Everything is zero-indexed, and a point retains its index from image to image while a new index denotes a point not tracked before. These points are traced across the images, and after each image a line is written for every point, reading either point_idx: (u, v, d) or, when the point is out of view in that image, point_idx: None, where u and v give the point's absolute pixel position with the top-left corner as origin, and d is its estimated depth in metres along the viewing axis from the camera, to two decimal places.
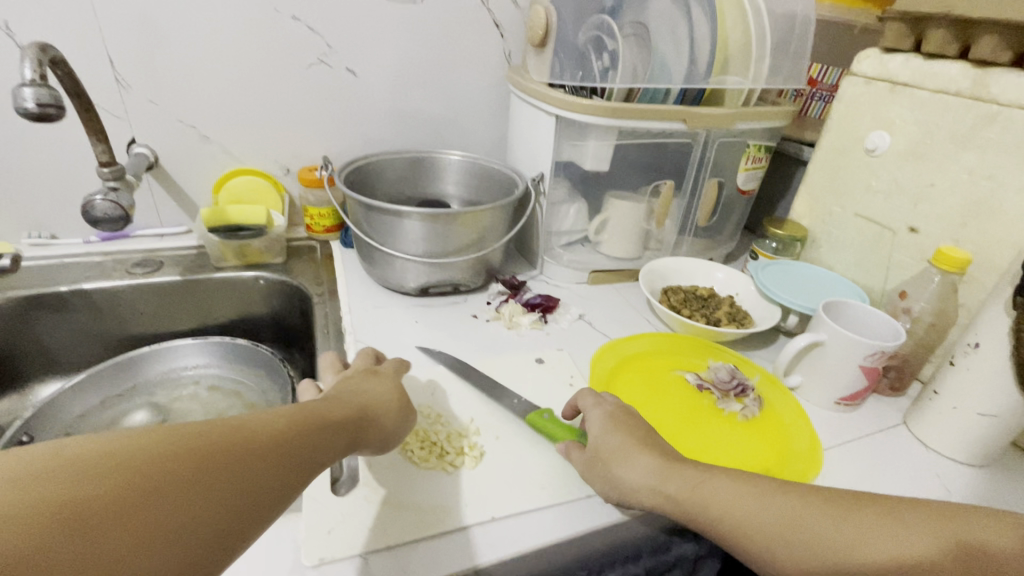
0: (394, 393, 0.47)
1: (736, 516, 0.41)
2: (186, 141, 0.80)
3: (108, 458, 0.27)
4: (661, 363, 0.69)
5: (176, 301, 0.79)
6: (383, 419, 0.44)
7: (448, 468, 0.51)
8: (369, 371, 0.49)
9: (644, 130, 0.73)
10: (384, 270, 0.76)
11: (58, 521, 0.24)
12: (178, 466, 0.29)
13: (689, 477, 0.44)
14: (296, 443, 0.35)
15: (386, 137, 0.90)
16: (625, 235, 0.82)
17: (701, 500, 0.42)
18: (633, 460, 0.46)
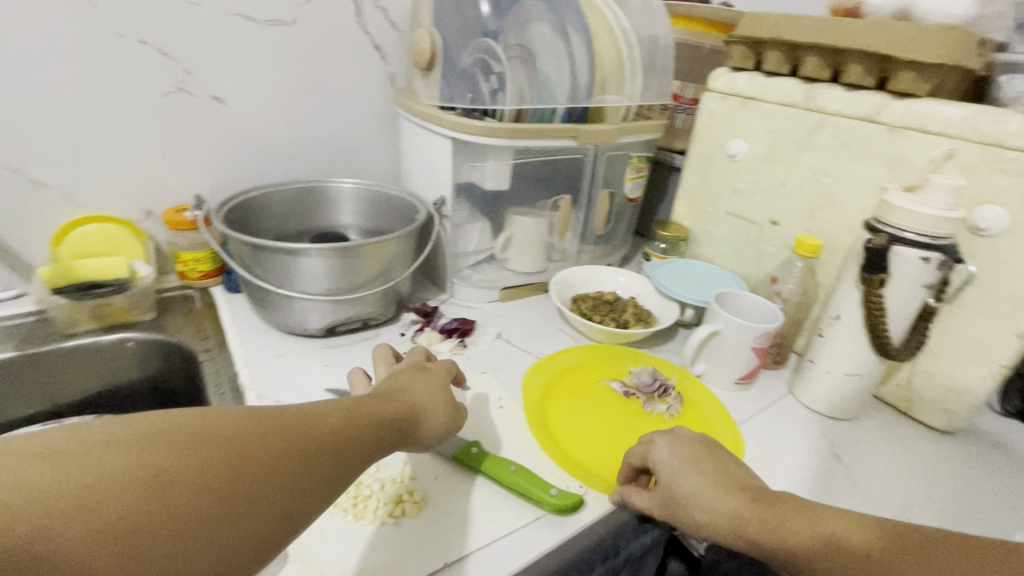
0: (441, 393, 0.48)
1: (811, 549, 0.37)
2: (7, 188, 0.66)
3: (183, 436, 0.30)
4: (588, 375, 0.71)
5: (13, 383, 0.64)
6: (429, 423, 0.45)
7: (389, 521, 0.48)
8: (419, 369, 0.51)
9: (538, 148, 0.76)
10: (282, 313, 0.70)
11: (141, 489, 0.27)
12: (240, 452, 0.31)
13: (773, 510, 0.40)
14: (346, 440, 0.36)
15: (266, 168, 0.83)
16: (531, 250, 0.84)
17: (778, 539, 0.38)
18: (702, 489, 0.44)
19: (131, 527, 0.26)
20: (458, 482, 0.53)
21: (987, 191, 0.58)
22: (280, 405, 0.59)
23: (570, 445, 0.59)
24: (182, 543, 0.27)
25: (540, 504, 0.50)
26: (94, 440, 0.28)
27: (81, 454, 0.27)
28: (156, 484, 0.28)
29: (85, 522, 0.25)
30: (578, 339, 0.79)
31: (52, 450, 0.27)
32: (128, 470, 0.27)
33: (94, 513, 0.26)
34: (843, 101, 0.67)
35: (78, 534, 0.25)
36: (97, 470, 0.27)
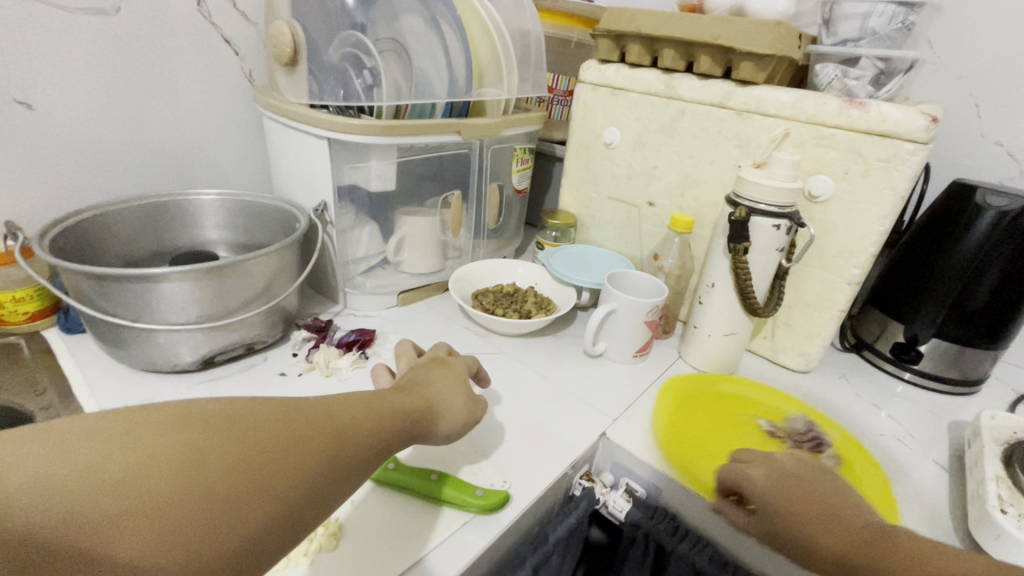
0: (461, 386, 0.45)
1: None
2: None
3: (216, 419, 0.29)
4: (733, 407, 0.69)
5: None
6: (447, 415, 0.41)
7: (305, 560, 0.44)
8: (440, 361, 0.47)
9: (421, 144, 0.73)
10: (144, 350, 0.60)
11: (179, 466, 0.26)
12: (273, 432, 0.30)
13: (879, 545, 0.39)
14: (371, 425, 0.35)
15: (102, 183, 0.71)
16: (425, 249, 0.82)
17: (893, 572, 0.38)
18: (818, 517, 0.42)
19: (170, 502, 0.25)
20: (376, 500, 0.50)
21: (816, 163, 0.67)
22: None
23: (489, 442, 0.58)
24: (218, 522, 0.26)
25: (465, 507, 0.49)
26: (130, 418, 0.27)
27: (118, 431, 0.26)
28: (191, 462, 0.26)
29: (125, 496, 0.24)
30: (484, 335, 0.79)
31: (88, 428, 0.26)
32: (164, 447, 0.26)
33: (132, 487, 0.24)
34: (697, 89, 0.73)
35: (116, 509, 0.24)
36: (135, 446, 0.26)
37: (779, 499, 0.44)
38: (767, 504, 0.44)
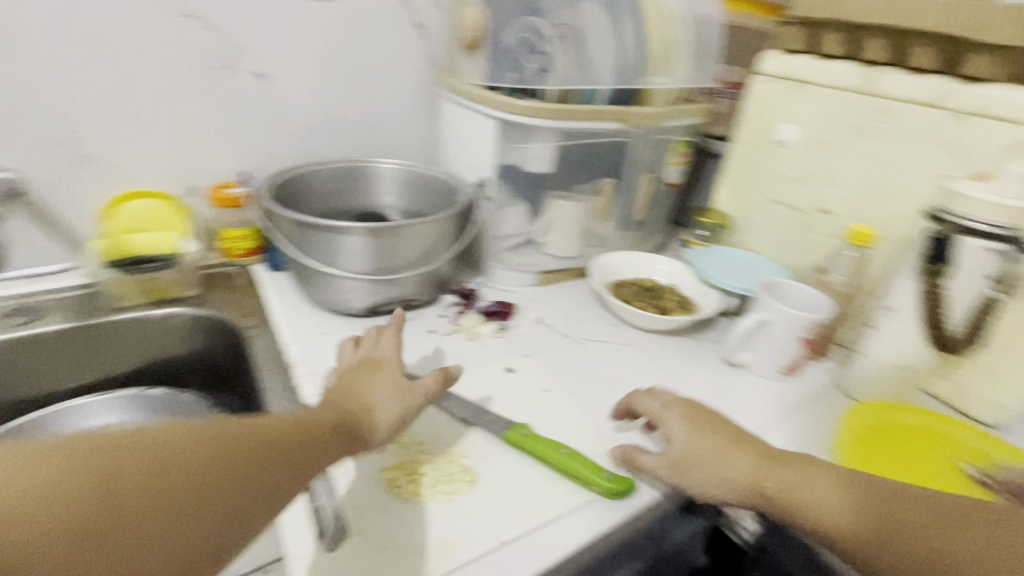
0: (396, 382, 0.50)
1: (877, 519, 0.40)
2: (63, 163, 0.67)
3: (151, 450, 0.30)
4: (930, 446, 0.60)
5: (66, 353, 0.66)
6: (383, 410, 0.47)
7: (444, 499, 0.49)
8: (373, 365, 0.53)
9: (583, 130, 0.74)
10: (327, 292, 0.70)
11: (116, 498, 0.28)
12: (196, 455, 0.31)
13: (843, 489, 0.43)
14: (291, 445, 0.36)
15: (306, 147, 0.83)
16: (570, 234, 0.83)
17: (851, 513, 0.41)
18: (816, 484, 0.44)
19: (102, 535, 0.26)
20: (506, 463, 0.53)
21: None
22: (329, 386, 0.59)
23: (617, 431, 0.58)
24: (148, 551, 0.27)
25: (590, 485, 0.50)
26: (51, 451, 0.28)
27: (36, 464, 0.27)
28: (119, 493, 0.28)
29: (57, 539, 0.25)
30: (618, 326, 0.78)
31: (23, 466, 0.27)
32: (90, 483, 0.28)
33: (61, 531, 0.26)
34: (906, 86, 0.65)
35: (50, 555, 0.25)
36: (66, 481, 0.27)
37: (789, 494, 0.44)
38: (789, 504, 0.44)
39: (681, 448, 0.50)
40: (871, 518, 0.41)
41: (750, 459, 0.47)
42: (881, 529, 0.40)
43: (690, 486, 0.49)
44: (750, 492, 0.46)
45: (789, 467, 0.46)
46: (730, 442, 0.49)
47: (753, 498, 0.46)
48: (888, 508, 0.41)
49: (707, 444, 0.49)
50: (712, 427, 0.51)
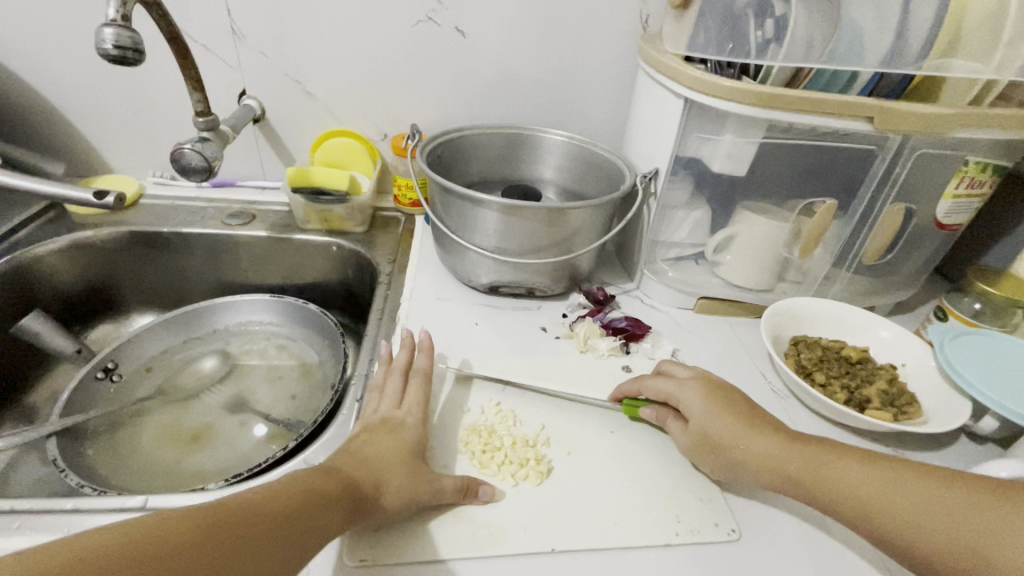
0: (404, 456, 0.43)
1: (905, 510, 0.37)
2: (292, 98, 0.78)
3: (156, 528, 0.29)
4: None
5: (260, 255, 0.79)
6: (389, 484, 0.41)
7: (511, 482, 0.46)
8: (390, 427, 0.46)
9: (805, 126, 0.55)
10: (455, 260, 0.68)
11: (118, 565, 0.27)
12: (213, 527, 0.31)
13: (870, 476, 0.39)
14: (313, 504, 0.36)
15: (491, 108, 0.81)
16: (755, 260, 0.64)
17: (875, 500, 0.38)
18: (846, 470, 0.40)
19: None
20: (581, 475, 0.47)
21: None
22: None
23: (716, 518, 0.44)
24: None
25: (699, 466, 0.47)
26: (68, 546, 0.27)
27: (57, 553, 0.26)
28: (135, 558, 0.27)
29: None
30: (783, 396, 0.58)
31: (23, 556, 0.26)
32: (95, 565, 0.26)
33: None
34: None
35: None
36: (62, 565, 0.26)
37: (821, 480, 0.40)
38: (827, 495, 0.40)
39: (711, 425, 0.45)
40: (919, 508, 0.36)
41: (759, 433, 0.43)
42: (927, 520, 0.36)
43: (704, 464, 0.46)
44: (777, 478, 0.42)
45: (818, 445, 0.42)
46: (749, 419, 0.45)
47: (775, 483, 0.42)
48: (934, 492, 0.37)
49: (726, 421, 0.45)
50: (728, 406, 0.46)
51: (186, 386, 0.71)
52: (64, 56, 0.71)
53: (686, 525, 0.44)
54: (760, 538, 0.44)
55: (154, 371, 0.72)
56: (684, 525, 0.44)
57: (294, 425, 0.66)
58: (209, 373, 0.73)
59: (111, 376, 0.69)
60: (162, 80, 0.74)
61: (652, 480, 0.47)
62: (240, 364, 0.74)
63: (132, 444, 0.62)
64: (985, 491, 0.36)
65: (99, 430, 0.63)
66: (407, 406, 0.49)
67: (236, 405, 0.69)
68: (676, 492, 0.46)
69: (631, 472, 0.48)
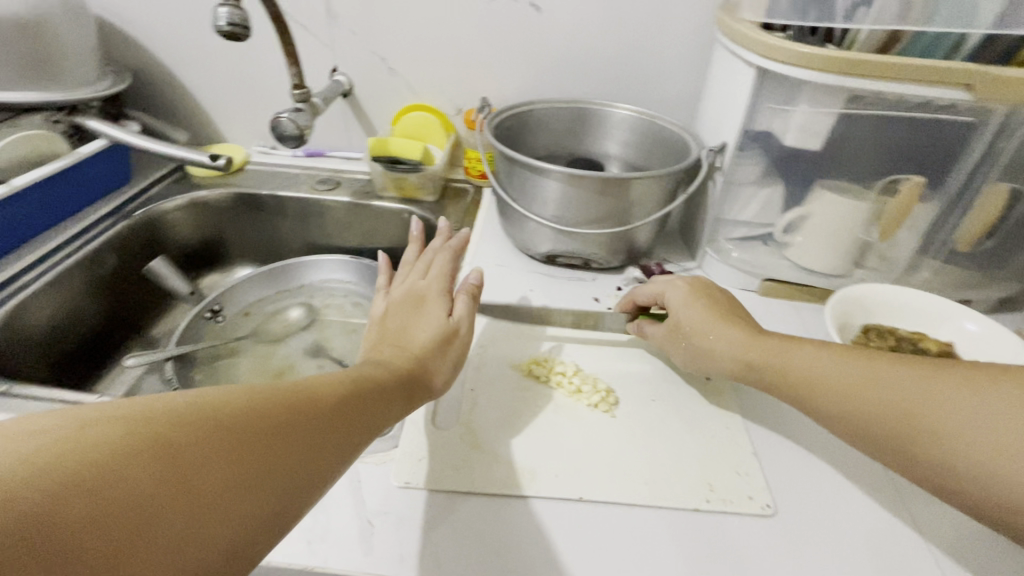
0: (442, 336, 0.45)
1: (820, 380, 0.41)
2: (377, 74, 0.84)
3: (214, 407, 0.27)
4: None
5: (343, 219, 0.87)
6: (433, 359, 0.44)
7: (547, 432, 0.48)
8: (416, 303, 0.49)
9: (891, 96, 0.51)
10: (515, 230, 0.70)
11: (177, 443, 0.25)
12: (265, 418, 0.29)
13: (776, 346, 0.44)
14: (362, 403, 0.35)
15: (562, 84, 0.82)
16: (828, 242, 0.60)
17: (801, 374, 0.42)
18: (770, 351, 0.44)
19: (170, 488, 0.24)
20: (618, 436, 0.48)
21: None
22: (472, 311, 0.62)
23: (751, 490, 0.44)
24: (235, 498, 0.26)
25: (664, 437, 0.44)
26: (131, 419, 0.25)
27: (112, 429, 0.24)
28: (203, 436, 0.26)
29: (123, 485, 0.23)
30: None
31: (96, 421, 0.24)
32: (155, 432, 0.25)
33: (131, 477, 0.23)
34: None
35: (143, 507, 0.23)
36: (133, 435, 0.24)
37: (774, 365, 0.43)
38: (836, 404, 0.40)
39: (691, 316, 0.49)
40: (858, 381, 0.39)
41: (743, 330, 0.46)
42: (920, 403, 0.36)
43: (678, 356, 0.51)
44: (742, 362, 0.45)
45: (799, 341, 0.44)
46: (722, 311, 0.49)
47: (724, 363, 0.47)
48: (907, 375, 0.38)
49: (704, 313, 0.49)
50: (710, 301, 0.50)
51: (275, 331, 0.80)
52: (192, 37, 0.82)
53: (718, 494, 0.44)
54: (797, 515, 0.43)
55: (251, 315, 0.82)
56: (716, 493, 0.44)
57: None
58: (294, 321, 0.82)
59: (216, 317, 0.80)
60: (267, 58, 0.83)
61: (689, 447, 0.47)
62: (321, 316, 0.82)
63: (230, 374, 0.72)
64: (897, 361, 0.39)
65: (204, 361, 0.73)
66: (431, 278, 0.52)
67: (316, 351, 0.77)
68: (712, 462, 0.46)
69: (668, 438, 0.48)
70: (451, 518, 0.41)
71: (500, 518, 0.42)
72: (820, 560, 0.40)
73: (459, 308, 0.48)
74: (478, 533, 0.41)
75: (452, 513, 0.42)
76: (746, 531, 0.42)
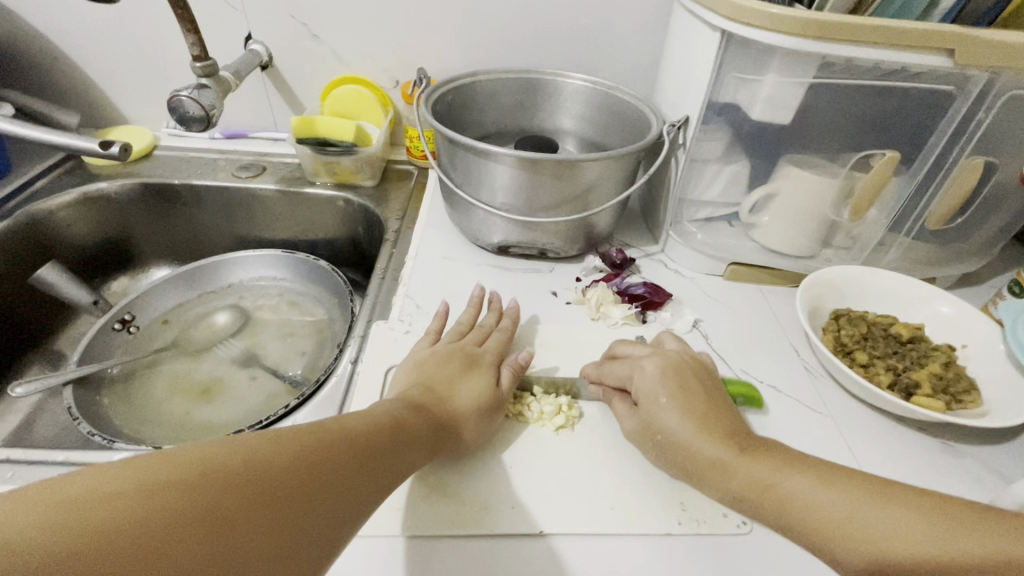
0: (485, 405, 0.43)
1: (816, 519, 0.32)
2: (298, 41, 0.74)
3: (199, 481, 0.25)
4: None
5: (271, 210, 0.78)
6: (469, 424, 0.42)
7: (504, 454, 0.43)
8: (468, 362, 0.47)
9: (865, 63, 0.46)
10: (463, 219, 0.63)
11: (153, 523, 0.22)
12: (238, 499, 0.25)
13: (764, 463, 0.36)
14: (347, 473, 0.31)
15: (509, 51, 0.74)
16: (797, 222, 0.56)
17: (779, 499, 0.34)
18: (751, 476, 0.35)
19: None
20: (581, 453, 0.43)
21: None
22: (416, 314, 0.55)
23: (723, 506, 0.40)
24: None
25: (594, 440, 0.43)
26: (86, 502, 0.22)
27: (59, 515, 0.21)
28: (178, 512, 0.23)
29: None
30: (817, 375, 0.52)
31: (96, 477, 0.23)
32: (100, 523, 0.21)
33: (84, 567, 0.20)
34: None
35: None
36: (102, 512, 0.22)
37: (770, 493, 0.34)
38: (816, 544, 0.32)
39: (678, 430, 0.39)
40: (840, 515, 0.31)
41: (730, 446, 0.37)
42: (929, 559, 0.28)
43: (646, 452, 0.41)
44: (725, 494, 0.36)
45: (787, 457, 0.36)
46: (699, 415, 0.39)
47: (705, 481, 0.37)
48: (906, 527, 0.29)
49: (678, 416, 0.39)
50: (691, 395, 0.41)
51: (198, 340, 0.71)
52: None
53: (690, 513, 0.40)
54: (773, 528, 0.40)
55: (170, 323, 0.73)
56: (688, 514, 0.40)
57: (299, 382, 0.65)
58: (221, 327, 0.73)
59: (129, 328, 0.70)
60: (166, 24, 0.71)
61: None
62: (251, 320, 0.74)
63: (146, 395, 0.64)
64: (889, 493, 0.31)
65: (115, 380, 0.64)
66: (490, 344, 0.50)
67: (246, 360, 0.68)
68: (681, 476, 0.42)
69: (635, 451, 0.44)
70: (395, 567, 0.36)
71: (451, 563, 0.37)
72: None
73: (505, 379, 0.46)
74: None
75: (396, 564, 0.36)
76: (720, 554, 0.38)
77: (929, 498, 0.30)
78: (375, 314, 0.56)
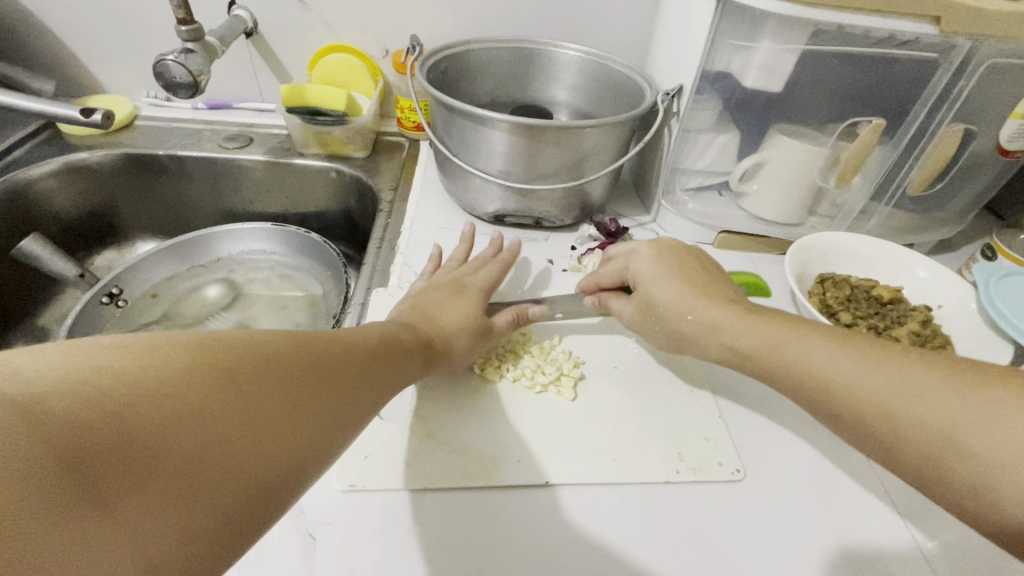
0: (472, 318, 0.45)
1: (820, 371, 0.32)
2: (285, 7, 0.72)
3: (234, 356, 0.25)
4: None
5: (260, 182, 0.76)
6: (458, 342, 0.43)
7: (509, 411, 0.44)
8: (456, 287, 0.48)
9: (856, 31, 0.47)
10: (459, 189, 0.63)
11: (195, 385, 0.23)
12: (269, 377, 0.26)
13: (767, 329, 0.36)
14: (358, 375, 0.32)
15: (502, 20, 0.74)
16: (786, 191, 0.58)
17: (785, 358, 0.34)
18: (763, 335, 0.36)
19: (150, 439, 0.21)
20: (583, 410, 0.45)
21: None
22: (415, 282, 0.56)
23: (719, 456, 0.43)
24: (228, 462, 0.23)
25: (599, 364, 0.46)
26: (131, 357, 0.22)
27: (108, 364, 0.21)
28: (210, 381, 0.23)
29: (103, 427, 0.20)
30: None
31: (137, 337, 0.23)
32: (145, 377, 0.22)
33: (126, 413, 0.21)
34: None
35: (123, 464, 0.20)
36: (130, 370, 0.22)
37: (776, 355, 0.35)
38: (821, 401, 0.32)
39: (689, 321, 0.39)
40: (855, 377, 0.31)
41: (737, 312, 0.38)
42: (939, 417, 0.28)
43: (646, 332, 0.45)
44: (725, 348, 0.37)
45: (794, 320, 0.36)
46: (701, 286, 0.41)
47: (699, 343, 0.39)
48: (931, 388, 0.28)
49: (678, 288, 0.41)
50: (685, 272, 0.42)
51: (190, 313, 0.70)
52: None
53: (689, 463, 0.42)
54: (765, 473, 0.42)
55: (160, 297, 0.72)
56: (686, 463, 0.42)
57: None
58: (213, 300, 0.72)
59: (117, 302, 0.69)
60: None
61: (656, 416, 0.45)
62: (243, 292, 0.73)
63: None
64: (917, 356, 0.31)
65: None
66: (484, 274, 0.51)
67: None
68: (679, 429, 0.44)
69: (634, 407, 0.45)
70: (409, 518, 0.37)
71: (461, 512, 0.38)
72: (786, 513, 0.40)
73: (502, 318, 0.47)
74: (438, 532, 0.37)
75: (410, 515, 0.37)
76: (716, 499, 0.40)
77: (948, 366, 0.29)
78: (374, 282, 0.56)
